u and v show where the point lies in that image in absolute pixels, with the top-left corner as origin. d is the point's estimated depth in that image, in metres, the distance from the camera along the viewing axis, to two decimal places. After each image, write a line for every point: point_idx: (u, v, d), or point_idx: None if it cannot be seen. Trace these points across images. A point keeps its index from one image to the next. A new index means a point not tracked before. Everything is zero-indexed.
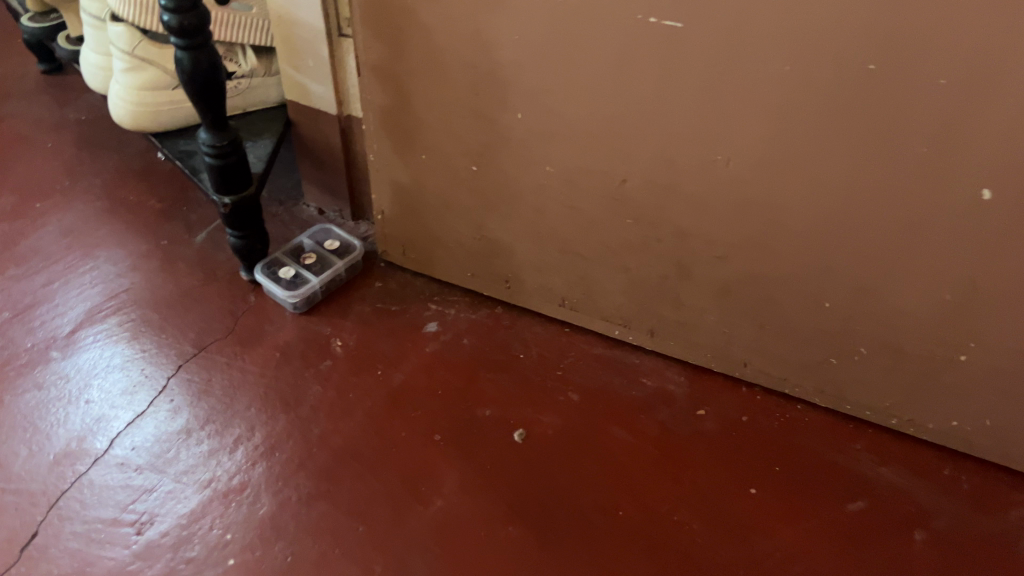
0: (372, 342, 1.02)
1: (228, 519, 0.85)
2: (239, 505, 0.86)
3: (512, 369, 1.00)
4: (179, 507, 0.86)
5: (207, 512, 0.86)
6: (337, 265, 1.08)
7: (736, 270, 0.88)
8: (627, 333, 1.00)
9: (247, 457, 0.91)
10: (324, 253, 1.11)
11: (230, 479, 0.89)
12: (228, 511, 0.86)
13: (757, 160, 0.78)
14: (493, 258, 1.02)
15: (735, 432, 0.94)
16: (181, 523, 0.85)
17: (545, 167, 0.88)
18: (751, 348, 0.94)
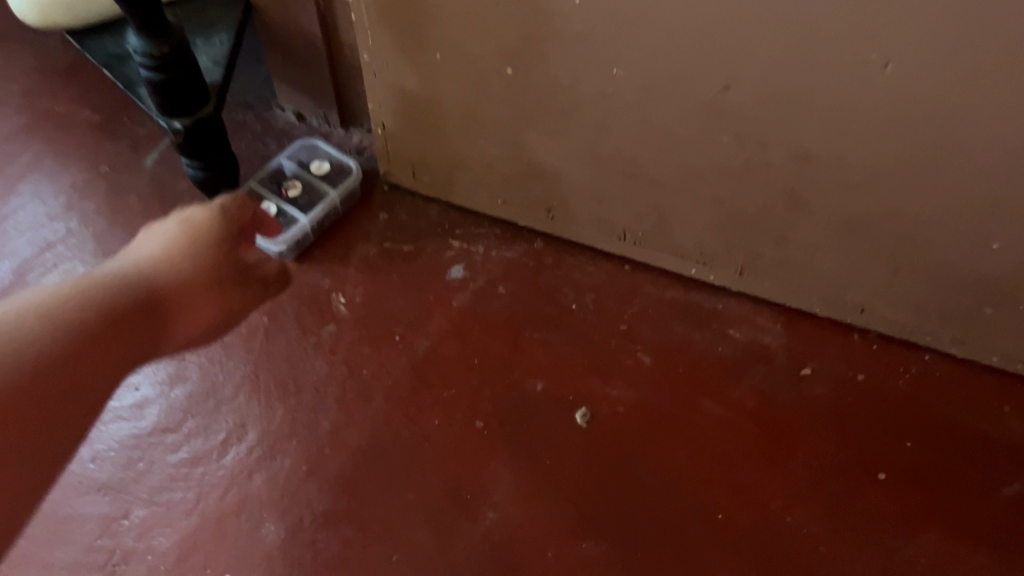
0: (384, 297, 0.81)
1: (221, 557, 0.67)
2: (234, 536, 0.68)
3: (565, 326, 0.79)
4: (157, 543, 0.68)
5: (194, 547, 0.68)
6: (331, 196, 0.85)
7: (871, 203, 0.66)
8: (707, 272, 0.80)
9: (238, 464, 0.72)
10: (311, 179, 0.87)
11: (220, 498, 0.70)
12: (221, 545, 0.68)
13: (935, 61, 0.54)
14: (533, 182, 0.79)
15: (852, 397, 0.75)
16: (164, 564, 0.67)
17: (612, 71, 0.64)
18: (875, 293, 0.73)
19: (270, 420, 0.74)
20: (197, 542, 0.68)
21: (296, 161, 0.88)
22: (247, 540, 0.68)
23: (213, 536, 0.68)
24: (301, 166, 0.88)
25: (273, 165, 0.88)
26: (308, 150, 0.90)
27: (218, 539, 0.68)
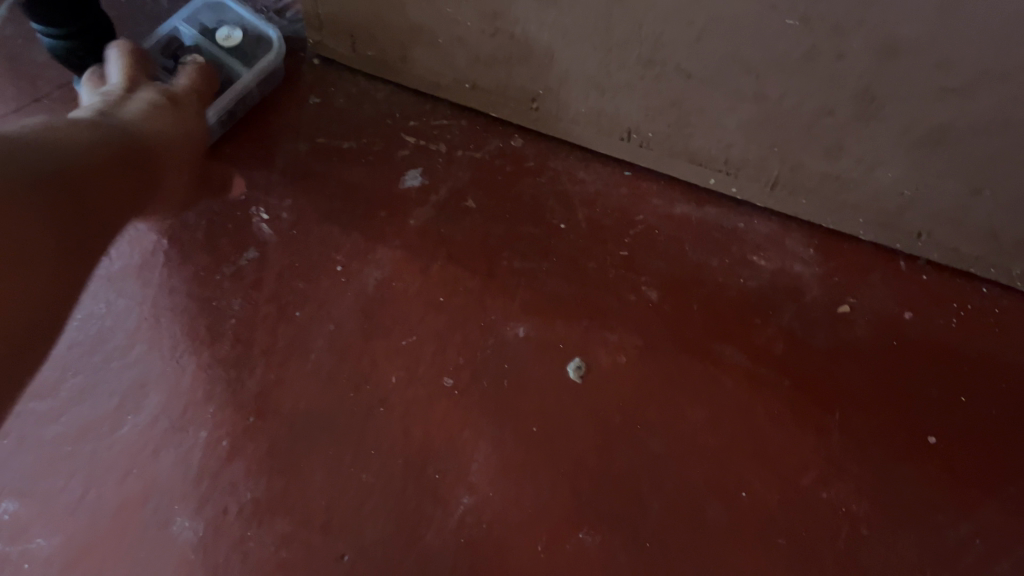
0: (322, 212, 0.63)
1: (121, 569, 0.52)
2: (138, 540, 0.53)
3: (553, 251, 0.63)
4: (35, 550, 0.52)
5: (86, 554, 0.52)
6: (245, 78, 0.65)
7: (971, 110, 0.50)
8: (728, 184, 0.64)
9: (141, 440, 0.56)
10: (217, 52, 0.67)
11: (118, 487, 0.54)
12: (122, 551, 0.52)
13: None
14: (514, 64, 0.60)
15: (898, 340, 0.62)
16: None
17: None
18: (939, 218, 0.59)
19: (183, 381, 0.57)
20: (89, 548, 0.53)
21: (197, 26, 0.68)
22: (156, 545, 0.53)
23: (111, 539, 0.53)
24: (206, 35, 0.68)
25: (166, 30, 0.67)
26: (216, 13, 0.69)
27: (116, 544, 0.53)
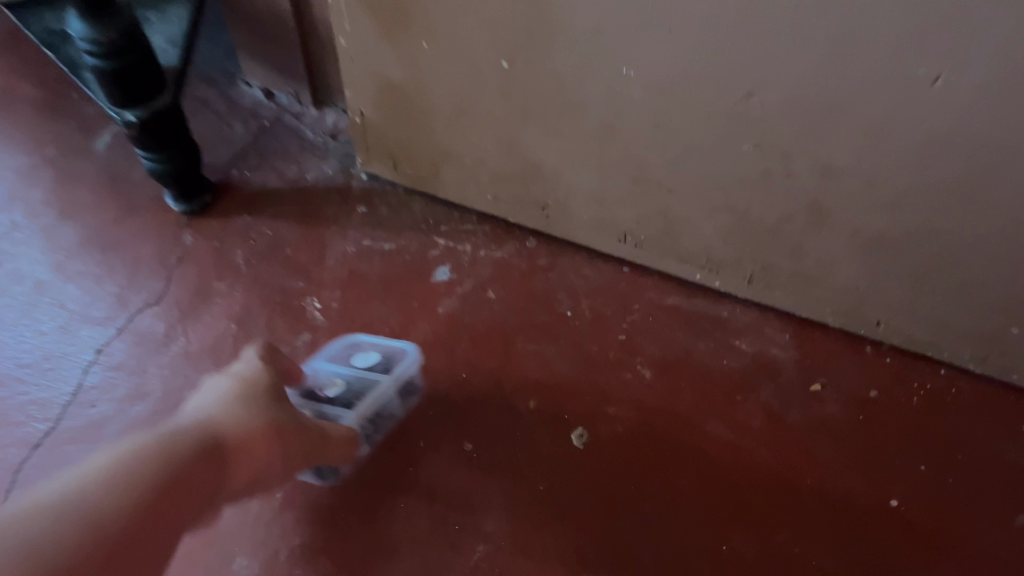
0: (363, 304, 0.74)
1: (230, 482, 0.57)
2: (216, 488, 0.55)
3: (560, 337, 0.73)
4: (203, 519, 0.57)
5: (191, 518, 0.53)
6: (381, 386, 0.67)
7: (903, 219, 0.60)
8: (712, 279, 0.74)
9: (207, 428, 0.56)
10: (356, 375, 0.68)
11: (182, 444, 0.54)
12: (210, 487, 0.54)
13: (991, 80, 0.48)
14: (527, 180, 0.72)
15: (863, 415, 0.70)
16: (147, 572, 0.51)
17: (620, 69, 0.58)
18: (893, 308, 0.68)
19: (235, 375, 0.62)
20: (176, 513, 0.51)
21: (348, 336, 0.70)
22: (253, 452, 0.58)
23: (178, 507, 0.51)
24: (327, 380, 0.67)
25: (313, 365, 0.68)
26: (350, 347, 0.70)
27: (208, 481, 0.54)
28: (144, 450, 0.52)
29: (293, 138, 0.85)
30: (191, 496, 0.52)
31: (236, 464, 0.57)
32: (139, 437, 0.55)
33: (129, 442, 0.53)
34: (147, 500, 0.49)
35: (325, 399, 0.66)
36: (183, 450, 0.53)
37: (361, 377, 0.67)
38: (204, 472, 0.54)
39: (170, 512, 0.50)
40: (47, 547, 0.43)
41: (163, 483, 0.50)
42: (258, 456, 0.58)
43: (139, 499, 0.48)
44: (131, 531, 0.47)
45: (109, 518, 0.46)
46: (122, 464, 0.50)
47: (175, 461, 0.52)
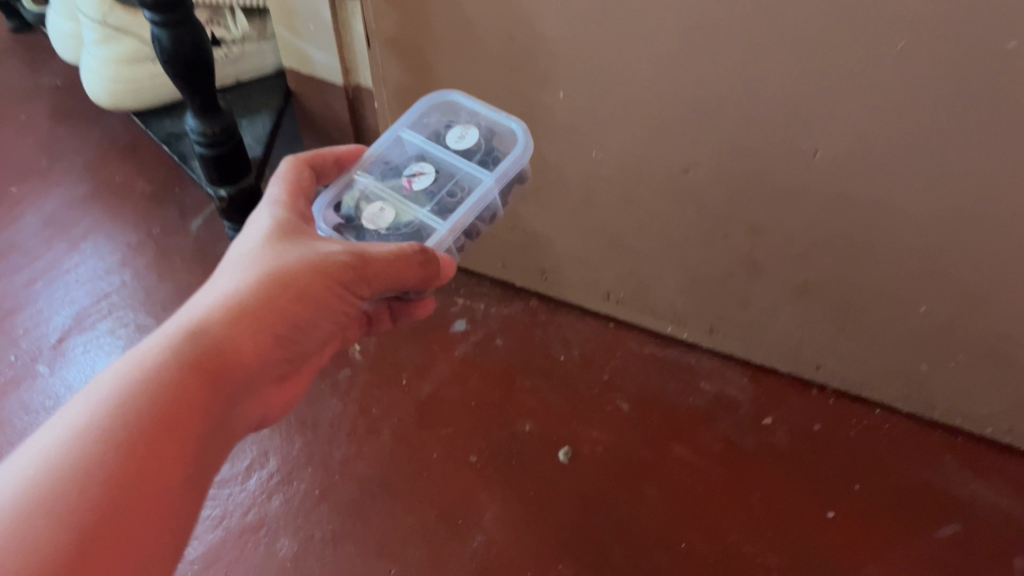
0: (394, 347, 0.92)
1: (341, 307, 0.52)
2: (351, 281, 0.51)
3: (554, 376, 0.89)
4: (301, 354, 0.54)
5: (291, 334, 0.50)
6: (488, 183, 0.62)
7: (818, 270, 0.76)
8: (681, 330, 0.90)
9: (343, 248, 0.51)
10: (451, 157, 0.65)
11: (307, 261, 0.50)
12: (333, 300, 0.51)
13: (856, 154, 0.64)
14: (528, 250, 0.90)
15: (806, 443, 0.84)
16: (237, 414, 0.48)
17: (591, 154, 0.76)
18: (826, 351, 0.83)
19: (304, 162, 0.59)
20: (255, 344, 0.47)
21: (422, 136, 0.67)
22: (406, 267, 0.52)
23: (291, 315, 0.49)
24: (418, 168, 0.64)
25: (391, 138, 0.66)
26: (448, 112, 0.70)
27: (333, 294, 0.51)
28: (252, 280, 0.48)
29: None
30: (306, 305, 0.49)
31: (388, 268, 0.52)
32: (241, 241, 0.52)
33: (238, 253, 0.51)
34: (234, 334, 0.46)
35: (397, 198, 0.62)
36: (326, 265, 0.50)
37: (443, 182, 0.63)
38: (331, 291, 0.51)
39: (256, 327, 0.47)
40: (118, 396, 0.40)
41: (264, 300, 0.48)
42: (404, 276, 0.53)
43: (249, 320, 0.47)
44: (226, 346, 0.46)
45: (162, 369, 0.42)
46: (193, 319, 0.46)
47: (292, 282, 0.49)
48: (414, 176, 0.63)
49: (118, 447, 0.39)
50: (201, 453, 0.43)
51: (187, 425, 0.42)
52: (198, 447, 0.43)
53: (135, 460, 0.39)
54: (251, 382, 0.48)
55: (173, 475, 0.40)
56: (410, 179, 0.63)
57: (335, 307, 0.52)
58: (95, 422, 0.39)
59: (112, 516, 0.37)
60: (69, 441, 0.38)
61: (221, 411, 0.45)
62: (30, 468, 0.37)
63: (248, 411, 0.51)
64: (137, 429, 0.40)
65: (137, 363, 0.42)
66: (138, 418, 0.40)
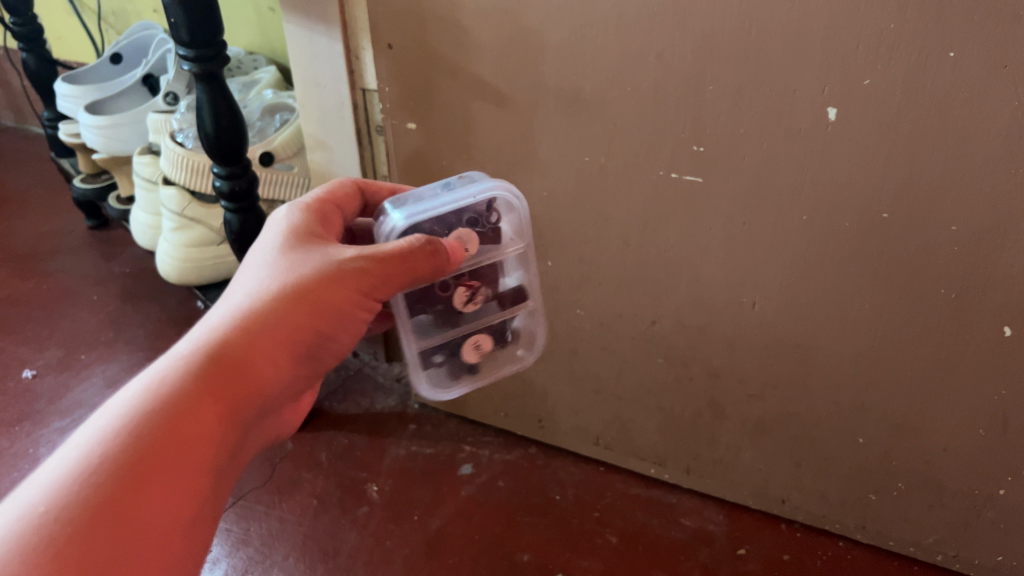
0: (407, 488, 1.04)
1: (360, 319, 0.56)
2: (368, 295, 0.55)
3: (549, 512, 1.01)
4: (320, 369, 0.58)
5: (303, 348, 0.53)
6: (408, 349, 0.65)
7: (770, 409, 0.89)
8: (663, 472, 1.04)
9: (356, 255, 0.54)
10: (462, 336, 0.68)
11: (323, 274, 0.53)
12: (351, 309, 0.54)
13: (782, 305, 0.80)
14: (527, 399, 1.07)
15: (777, 571, 0.94)
16: (250, 423, 0.52)
17: (576, 311, 0.93)
18: (788, 486, 0.95)
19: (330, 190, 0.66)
20: (266, 359, 0.51)
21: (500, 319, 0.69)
22: (416, 269, 0.55)
23: (301, 329, 0.52)
24: (472, 302, 0.66)
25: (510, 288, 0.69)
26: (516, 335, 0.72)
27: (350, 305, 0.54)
28: (273, 294, 0.52)
29: (370, 383, 1.23)
30: (321, 319, 0.53)
31: (406, 271, 0.55)
32: (257, 254, 0.56)
33: (255, 265, 0.55)
34: (246, 347, 0.50)
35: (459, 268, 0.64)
36: (336, 277, 0.53)
37: (437, 308, 0.65)
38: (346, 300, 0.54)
39: (274, 344, 0.51)
40: (132, 417, 0.44)
41: (281, 313, 0.51)
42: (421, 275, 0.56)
43: (264, 335, 0.51)
44: (245, 358, 0.50)
45: (177, 388, 0.46)
46: (205, 337, 0.50)
47: (310, 296, 0.52)
48: (467, 293, 0.65)
49: (125, 465, 0.43)
50: (209, 471, 0.47)
51: (193, 445, 0.46)
52: (207, 465, 0.47)
53: (139, 481, 0.43)
54: (273, 392, 0.52)
55: (179, 492, 0.44)
56: (464, 288, 0.65)
57: (354, 319, 0.55)
58: (107, 444, 0.43)
59: (114, 537, 0.41)
60: (81, 462, 0.42)
61: (233, 429, 0.49)
62: (44, 489, 0.41)
63: (262, 422, 0.55)
64: (147, 453, 0.44)
65: (148, 386, 0.46)
66: (147, 442, 0.44)
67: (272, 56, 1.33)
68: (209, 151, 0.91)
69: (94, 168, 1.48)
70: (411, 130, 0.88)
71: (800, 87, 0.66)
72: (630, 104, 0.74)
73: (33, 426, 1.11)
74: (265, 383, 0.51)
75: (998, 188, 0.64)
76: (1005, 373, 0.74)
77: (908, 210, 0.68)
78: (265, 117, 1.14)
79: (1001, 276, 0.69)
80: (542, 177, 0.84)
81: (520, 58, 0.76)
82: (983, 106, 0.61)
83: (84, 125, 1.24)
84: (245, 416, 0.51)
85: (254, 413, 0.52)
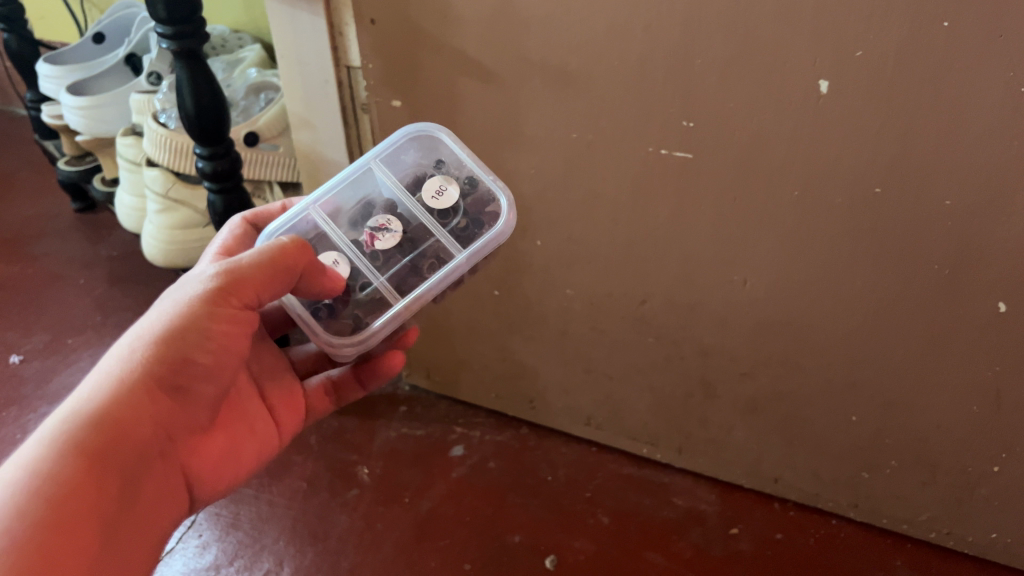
0: (398, 470, 1.04)
1: (232, 338, 0.56)
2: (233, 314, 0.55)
3: (541, 493, 1.01)
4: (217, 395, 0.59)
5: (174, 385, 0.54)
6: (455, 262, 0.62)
7: (762, 387, 0.89)
8: (655, 452, 1.03)
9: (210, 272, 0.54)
10: (422, 212, 0.65)
11: (180, 304, 0.54)
12: (219, 330, 0.55)
13: (773, 282, 0.79)
14: (518, 380, 1.06)
15: (770, 550, 0.93)
16: (140, 471, 0.54)
17: (566, 290, 0.92)
18: (781, 465, 0.95)
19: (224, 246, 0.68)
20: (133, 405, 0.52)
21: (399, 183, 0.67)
22: (287, 269, 0.55)
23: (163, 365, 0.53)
24: (385, 221, 0.64)
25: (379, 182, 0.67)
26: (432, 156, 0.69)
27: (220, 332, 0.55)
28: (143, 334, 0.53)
29: None
30: (195, 347, 0.54)
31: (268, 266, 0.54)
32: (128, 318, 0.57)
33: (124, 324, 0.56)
34: (113, 401, 0.51)
35: (363, 259, 0.63)
36: (190, 306, 0.54)
37: (411, 254, 0.64)
38: (208, 322, 0.54)
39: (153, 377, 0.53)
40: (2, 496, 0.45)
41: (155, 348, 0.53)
42: (293, 273, 0.55)
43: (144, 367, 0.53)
44: (130, 398, 0.52)
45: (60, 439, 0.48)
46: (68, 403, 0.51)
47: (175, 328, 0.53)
48: (376, 232, 0.64)
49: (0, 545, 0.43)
50: (96, 525, 0.48)
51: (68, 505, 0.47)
52: (93, 521, 0.48)
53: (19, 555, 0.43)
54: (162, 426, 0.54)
55: (81, 538, 0.47)
56: (373, 238, 0.63)
57: (221, 338, 0.55)
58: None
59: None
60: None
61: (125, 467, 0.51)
62: None
63: (158, 472, 0.56)
64: (29, 522, 0.44)
65: (16, 460, 0.47)
66: (26, 515, 0.45)
67: (257, 34, 1.31)
68: (190, 131, 0.89)
69: (78, 150, 1.47)
70: (396, 108, 0.86)
71: (790, 60, 0.65)
72: (619, 78, 0.72)
73: (20, 412, 1.10)
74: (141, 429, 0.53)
75: (993, 160, 0.63)
76: (1000, 348, 0.73)
77: (902, 185, 0.67)
78: (249, 96, 1.12)
79: (996, 251, 0.68)
80: (528, 154, 0.82)
81: (505, 34, 0.75)
82: (976, 77, 0.60)
83: (66, 106, 1.22)
84: (128, 465, 0.52)
85: (138, 460, 0.53)
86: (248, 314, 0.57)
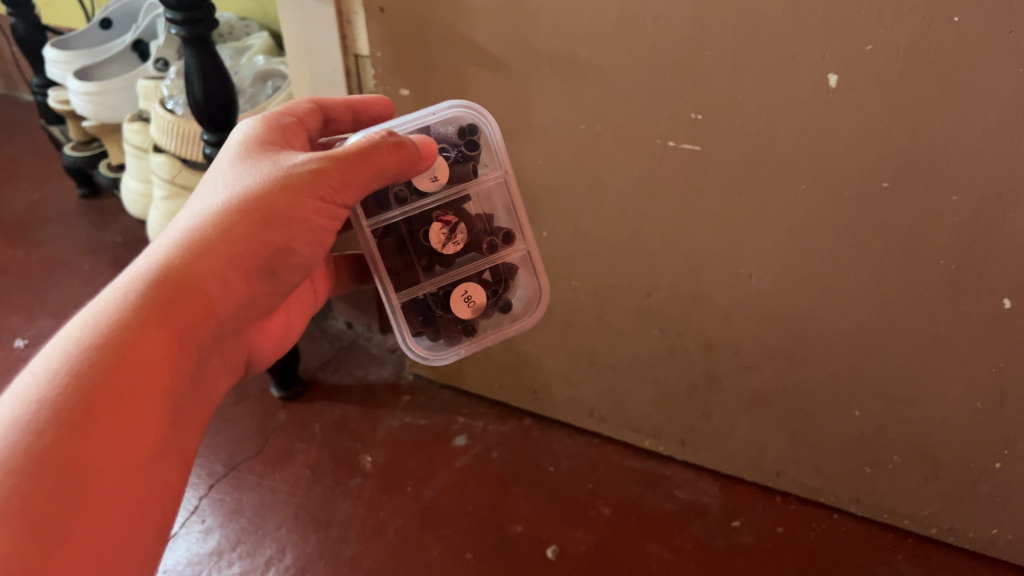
0: (401, 458, 1.04)
1: (320, 230, 0.56)
2: (325, 200, 0.54)
3: (544, 483, 1.01)
4: (285, 283, 0.58)
5: (256, 266, 0.53)
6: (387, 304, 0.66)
7: (765, 381, 0.89)
8: (658, 444, 1.04)
9: (312, 162, 0.53)
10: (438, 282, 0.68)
11: (274, 183, 0.53)
12: (309, 217, 0.54)
13: (779, 276, 0.79)
14: (522, 371, 1.07)
15: (771, 543, 0.94)
16: (208, 350, 0.53)
17: (571, 282, 0.92)
18: (783, 458, 0.95)
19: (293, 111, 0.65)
20: (220, 283, 0.51)
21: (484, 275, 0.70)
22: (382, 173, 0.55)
23: (251, 246, 0.52)
24: (453, 240, 0.66)
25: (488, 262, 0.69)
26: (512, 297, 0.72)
27: (309, 216, 0.54)
28: (230, 204, 0.51)
29: (363, 354, 1.23)
30: (281, 229, 0.53)
31: (368, 172, 0.54)
32: (209, 177, 0.55)
33: (208, 183, 0.55)
34: (200, 270, 0.50)
35: (425, 203, 0.65)
36: (283, 187, 0.52)
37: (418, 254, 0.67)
38: (299, 207, 0.53)
39: (241, 253, 0.51)
40: (75, 355, 0.44)
41: (243, 227, 0.51)
42: (387, 172, 0.55)
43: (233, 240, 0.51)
44: (217, 275, 0.50)
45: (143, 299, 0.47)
46: (148, 264, 0.49)
47: (267, 205, 0.52)
48: (444, 230, 0.65)
49: (70, 409, 0.42)
50: (166, 404, 0.47)
51: (143, 379, 0.45)
52: (164, 400, 0.47)
53: (88, 425, 0.42)
54: (235, 309, 0.53)
55: (149, 419, 0.46)
56: (440, 224, 0.65)
57: (309, 225, 0.54)
58: (60, 393, 0.42)
59: (61, 494, 0.41)
60: (27, 409, 0.42)
61: (198, 342, 0.50)
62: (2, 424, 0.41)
63: (218, 352, 0.56)
64: (99, 388, 0.44)
65: (96, 315, 0.46)
66: (99, 376, 0.44)
67: (264, 21, 1.31)
68: (199, 118, 0.89)
69: (85, 135, 1.48)
70: (404, 96, 0.86)
71: (802, 53, 0.64)
72: (628, 69, 0.72)
73: None
74: (222, 306, 0.52)
75: (1001, 156, 0.63)
76: (1004, 345, 0.73)
77: (910, 180, 0.67)
78: (257, 84, 1.12)
79: (1002, 247, 0.68)
80: (536, 144, 0.82)
81: (515, 22, 0.75)
82: (985, 74, 0.60)
83: (74, 92, 1.23)
84: (201, 344, 0.51)
85: (210, 339, 0.52)
86: (340, 211, 0.56)
